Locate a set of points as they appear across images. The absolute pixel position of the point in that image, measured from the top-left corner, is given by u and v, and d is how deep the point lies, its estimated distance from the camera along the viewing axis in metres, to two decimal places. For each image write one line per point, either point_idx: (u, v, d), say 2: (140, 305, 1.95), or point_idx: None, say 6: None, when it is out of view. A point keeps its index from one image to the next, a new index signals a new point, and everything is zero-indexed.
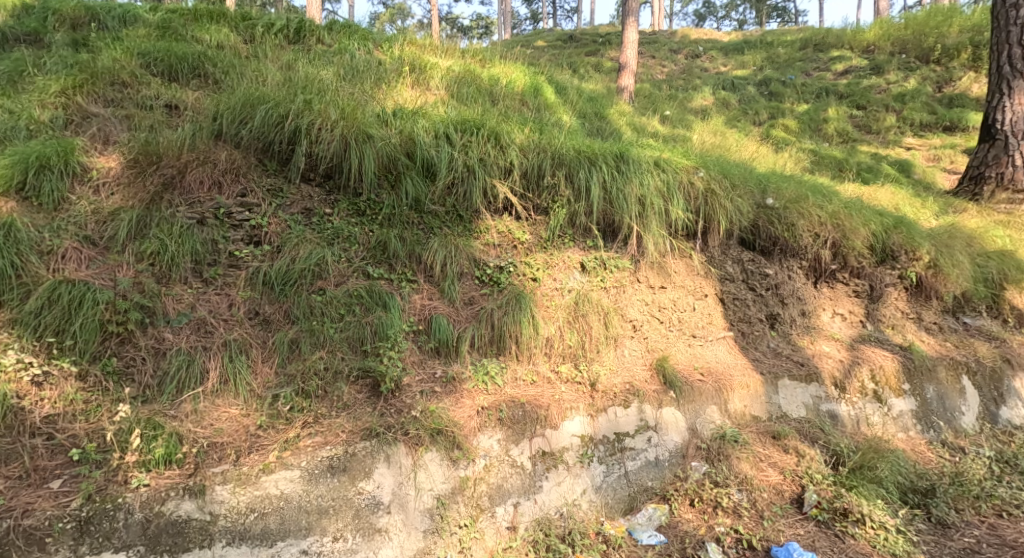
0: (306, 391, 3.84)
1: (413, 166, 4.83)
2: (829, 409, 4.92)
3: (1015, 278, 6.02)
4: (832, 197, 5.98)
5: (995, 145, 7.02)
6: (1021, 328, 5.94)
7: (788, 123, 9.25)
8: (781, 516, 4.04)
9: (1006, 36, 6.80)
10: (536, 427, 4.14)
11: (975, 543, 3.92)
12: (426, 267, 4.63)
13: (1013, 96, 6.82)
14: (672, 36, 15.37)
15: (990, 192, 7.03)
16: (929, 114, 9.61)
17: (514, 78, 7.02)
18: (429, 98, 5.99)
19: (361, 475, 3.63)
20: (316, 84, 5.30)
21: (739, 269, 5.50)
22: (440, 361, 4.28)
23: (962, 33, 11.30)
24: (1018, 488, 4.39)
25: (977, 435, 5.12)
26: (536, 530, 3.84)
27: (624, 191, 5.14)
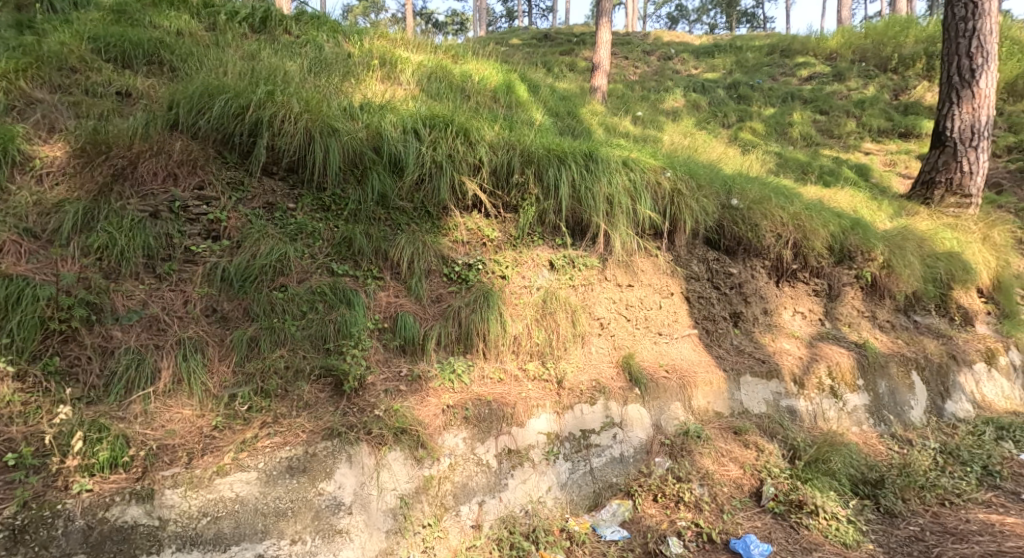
0: (265, 390, 3.79)
1: (379, 161, 4.81)
2: (788, 404, 5.05)
3: (960, 278, 6.34)
4: (794, 198, 6.14)
5: (945, 152, 7.31)
6: (966, 326, 6.29)
7: (756, 127, 9.46)
8: (740, 509, 4.15)
9: (955, 48, 7.05)
10: (501, 425, 4.16)
11: (919, 531, 4.05)
12: (393, 264, 4.62)
13: (962, 105, 7.09)
14: (644, 38, 15.52)
15: (940, 196, 7.32)
16: (886, 121, 9.95)
17: (487, 76, 7.03)
18: (399, 92, 5.96)
19: (321, 476, 3.61)
20: (280, 76, 5.22)
21: (704, 268, 5.62)
22: (406, 360, 4.27)
23: (918, 43, 11.74)
24: (960, 478, 4.59)
25: (926, 428, 5.34)
26: (501, 528, 3.87)
27: (592, 189, 5.19)
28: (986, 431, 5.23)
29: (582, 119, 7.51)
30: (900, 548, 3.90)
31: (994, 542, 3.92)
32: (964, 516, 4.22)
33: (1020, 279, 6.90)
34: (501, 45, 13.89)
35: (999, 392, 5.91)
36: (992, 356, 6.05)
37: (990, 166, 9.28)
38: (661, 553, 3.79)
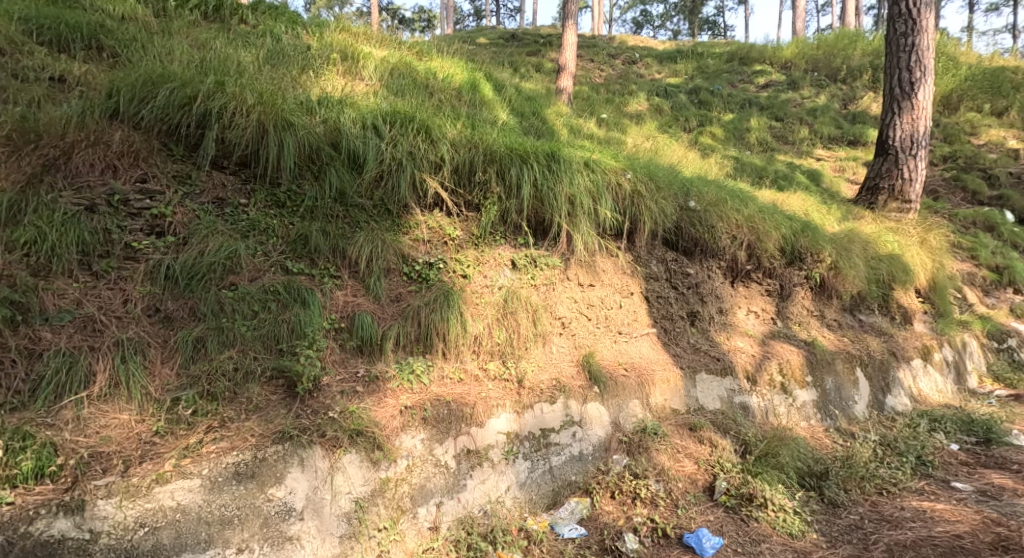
0: (212, 393, 3.72)
1: (337, 157, 4.78)
2: (741, 401, 5.21)
3: (901, 280, 6.64)
4: (748, 201, 6.33)
5: (888, 159, 7.63)
6: (905, 325, 6.59)
7: (715, 131, 9.69)
8: (694, 504, 4.26)
9: (896, 61, 7.38)
10: (460, 426, 4.17)
11: (859, 520, 4.20)
12: (351, 262, 4.58)
13: (902, 115, 7.42)
14: (611, 42, 15.71)
15: (883, 201, 7.64)
16: (836, 129, 10.36)
17: (451, 74, 7.02)
18: (360, 87, 5.91)
19: (271, 481, 3.55)
20: (232, 67, 5.12)
21: (663, 268, 5.75)
22: (363, 360, 4.25)
23: (864, 56, 12.39)
24: (897, 468, 4.79)
25: (868, 421, 5.56)
26: (459, 529, 3.88)
27: (554, 189, 5.23)
28: (921, 423, 5.47)
29: (546, 120, 7.56)
30: (842, 536, 4.05)
31: (925, 527, 4.10)
32: (900, 503, 4.41)
33: (954, 281, 7.28)
34: (468, 44, 13.84)
35: (934, 387, 6.21)
36: (928, 353, 6.36)
37: (929, 173, 9.76)
38: (617, 549, 3.86)
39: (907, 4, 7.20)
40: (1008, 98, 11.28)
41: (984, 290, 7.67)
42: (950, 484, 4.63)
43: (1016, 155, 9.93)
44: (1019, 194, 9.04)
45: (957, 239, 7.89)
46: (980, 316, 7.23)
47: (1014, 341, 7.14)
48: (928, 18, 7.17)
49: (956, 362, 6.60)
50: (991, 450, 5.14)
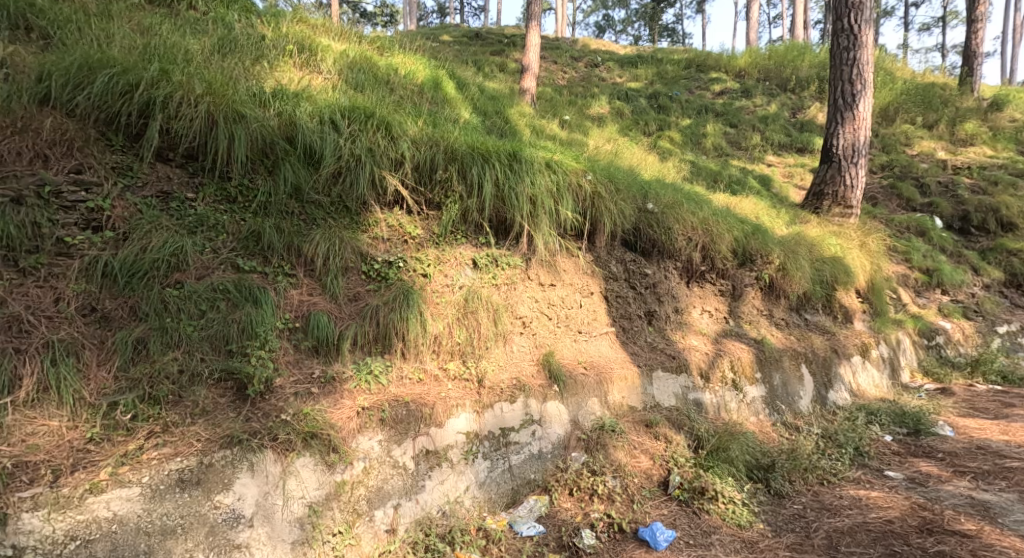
0: (153, 397, 3.61)
1: (293, 151, 4.71)
2: (695, 398, 5.35)
3: (844, 282, 6.93)
4: (703, 204, 6.50)
5: (832, 167, 7.96)
6: (847, 324, 6.89)
7: (673, 136, 9.90)
8: (649, 499, 4.37)
9: (841, 73, 7.69)
10: (419, 427, 4.16)
11: (803, 510, 4.36)
12: (307, 260, 4.53)
13: (845, 125, 7.75)
14: (574, 44, 15.86)
15: (827, 206, 7.96)
16: (786, 136, 10.72)
17: (413, 70, 6.98)
18: (318, 81, 5.83)
19: (218, 488, 3.50)
20: (180, 54, 4.98)
21: (622, 268, 5.85)
22: (318, 361, 4.20)
23: (812, 68, 12.92)
24: (837, 459, 4.99)
25: (811, 415, 5.77)
26: (416, 530, 3.91)
27: (515, 189, 5.26)
28: (858, 416, 5.71)
29: (508, 120, 7.60)
30: (786, 525, 4.19)
31: (861, 514, 4.28)
32: (839, 493, 4.59)
33: (890, 283, 7.64)
34: (431, 40, 13.69)
35: (872, 382, 6.50)
36: (866, 350, 6.65)
37: (869, 180, 10.20)
38: (574, 545, 3.93)
39: (849, 20, 7.53)
40: (938, 112, 11.97)
41: (916, 290, 8.09)
42: (883, 473, 4.85)
43: (947, 165, 10.52)
44: (948, 202, 9.57)
45: (892, 243, 8.29)
46: (912, 316, 7.61)
47: (942, 339, 7.56)
48: (869, 34, 7.51)
49: (891, 359, 6.91)
50: (921, 440, 5.41)
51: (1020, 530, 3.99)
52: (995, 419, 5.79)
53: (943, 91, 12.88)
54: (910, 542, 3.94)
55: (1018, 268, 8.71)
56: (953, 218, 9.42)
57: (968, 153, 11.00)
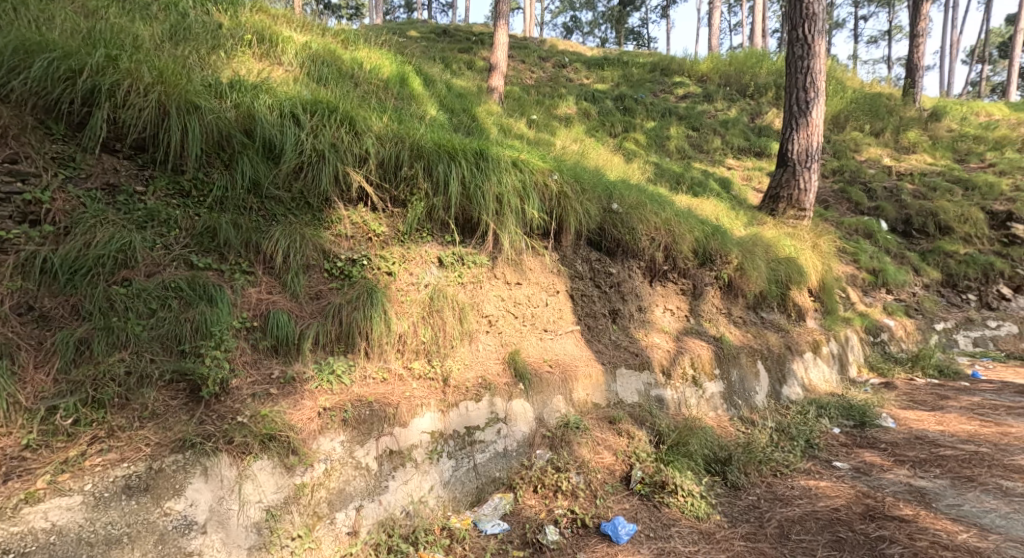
0: (98, 400, 3.53)
1: (251, 145, 4.63)
2: (657, 394, 5.45)
3: (798, 281, 7.16)
4: (665, 205, 6.64)
5: (787, 170, 8.20)
6: (800, 322, 7.12)
7: (638, 138, 10.06)
8: (612, 493, 4.43)
9: (796, 81, 7.93)
10: (383, 427, 4.14)
11: (758, 501, 4.48)
12: (266, 258, 4.47)
13: (799, 130, 8.00)
14: (541, 44, 15.94)
15: (782, 209, 8.21)
16: (745, 140, 11.00)
17: (379, 65, 6.93)
18: (279, 73, 5.74)
19: (168, 494, 3.42)
20: (129, 40, 4.82)
21: (587, 267, 5.93)
22: (278, 361, 4.15)
23: (769, 75, 13.29)
24: (790, 451, 5.15)
25: (767, 409, 5.94)
26: (379, 531, 3.89)
27: (481, 187, 5.28)
28: (810, 410, 5.91)
29: (474, 118, 7.61)
30: (741, 516, 4.31)
31: (811, 503, 4.43)
32: (791, 483, 4.73)
33: (840, 282, 7.92)
34: (398, 36, 13.54)
35: (823, 377, 6.72)
36: (818, 346, 6.87)
37: (822, 184, 10.53)
38: (538, 542, 3.97)
39: (803, 30, 7.77)
40: (884, 121, 12.49)
41: (863, 290, 8.37)
42: (831, 463, 5.02)
43: (891, 171, 10.98)
44: (892, 206, 9.96)
45: (842, 245, 8.59)
46: (860, 314, 7.89)
47: (886, 336, 7.88)
48: (822, 44, 7.78)
49: (840, 355, 7.15)
50: (866, 432, 5.62)
51: (953, 513, 4.20)
52: (932, 411, 6.08)
53: (888, 101, 13.43)
54: (854, 528, 4.10)
55: (955, 269, 9.16)
56: (897, 221, 9.84)
57: (910, 160, 11.52)
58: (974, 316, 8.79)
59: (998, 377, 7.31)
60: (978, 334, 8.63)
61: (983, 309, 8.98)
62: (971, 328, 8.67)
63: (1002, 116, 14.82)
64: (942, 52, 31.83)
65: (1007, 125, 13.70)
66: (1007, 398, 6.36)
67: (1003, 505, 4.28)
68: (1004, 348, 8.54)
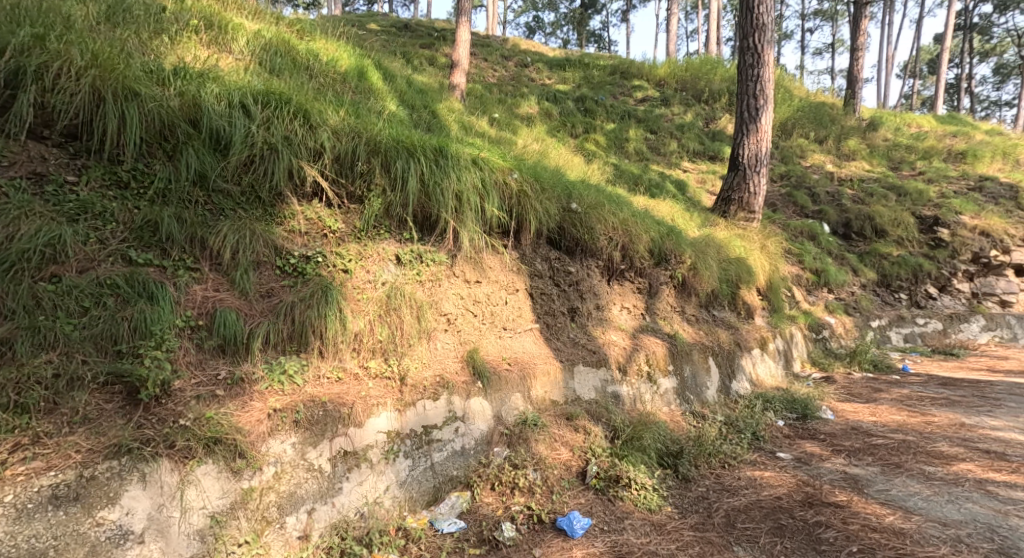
0: (22, 405, 3.37)
1: (196, 135, 4.52)
2: (613, 391, 5.55)
3: (747, 281, 7.39)
4: (623, 205, 6.76)
5: (738, 174, 8.44)
6: (749, 320, 7.34)
7: (598, 139, 10.18)
8: (568, 489, 4.50)
9: (747, 88, 8.18)
10: (337, 427, 4.10)
11: (707, 492, 4.61)
12: (213, 254, 4.37)
13: (750, 135, 8.25)
14: (504, 43, 15.95)
15: (734, 211, 8.45)
16: (700, 144, 11.27)
17: (336, 58, 6.83)
18: (231, 63, 5.60)
19: (101, 503, 3.31)
20: (62, 20, 4.62)
21: (546, 266, 5.99)
22: (225, 361, 4.05)
23: (724, 81, 13.64)
24: (737, 444, 5.31)
25: (717, 404, 6.12)
26: (332, 535, 3.85)
27: (440, 184, 5.27)
28: (756, 403, 6.11)
29: (434, 114, 7.58)
30: (691, 507, 4.43)
31: (756, 492, 4.59)
32: (738, 474, 4.88)
33: (786, 282, 8.19)
34: (358, 29, 13.33)
35: (769, 372, 6.97)
36: (765, 343, 7.10)
37: (771, 187, 10.87)
38: (494, 539, 3.99)
39: (753, 40, 8.01)
40: (827, 129, 13.01)
41: (807, 289, 8.69)
42: (775, 454, 5.20)
43: (834, 177, 11.43)
44: (834, 210, 10.37)
45: (788, 246, 8.89)
46: (804, 312, 8.20)
47: (827, 333, 8.21)
48: (770, 54, 8.07)
49: (786, 351, 7.41)
50: (807, 424, 5.84)
51: (882, 498, 4.40)
52: (866, 403, 6.37)
53: (831, 110, 13.96)
54: (794, 515, 4.25)
55: (889, 270, 9.60)
56: (839, 225, 10.26)
57: (852, 167, 12.04)
58: (905, 315, 9.28)
59: (923, 369, 7.79)
60: (908, 331, 9.14)
61: (912, 308, 9.54)
62: (902, 326, 9.15)
63: (932, 128, 15.61)
64: (880, 68, 33.18)
65: (935, 136, 14.45)
66: (932, 391, 6.72)
67: (925, 488, 4.51)
68: (930, 343, 9.14)
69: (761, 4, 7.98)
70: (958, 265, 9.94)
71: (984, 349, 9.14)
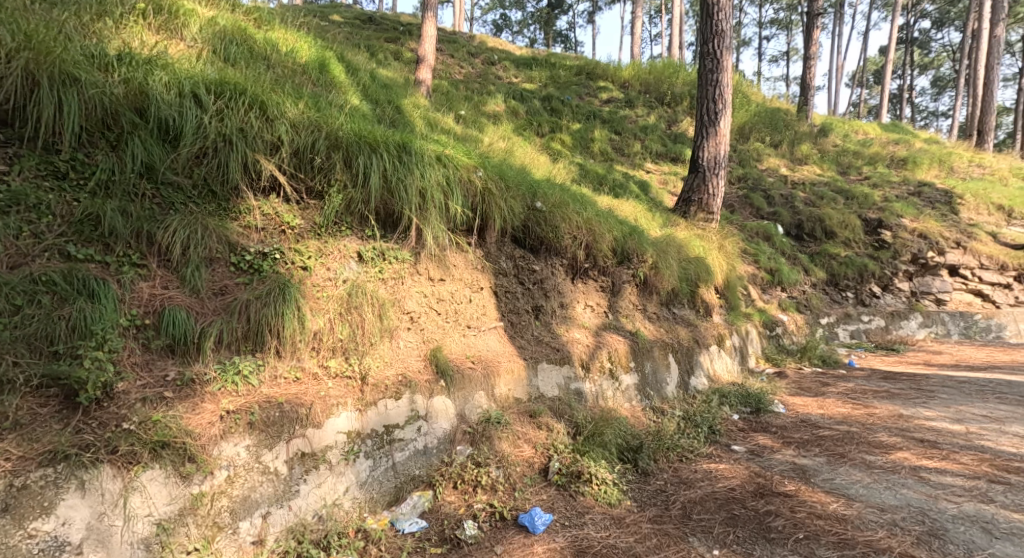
0: None
1: (143, 125, 4.40)
2: (576, 388, 5.61)
3: (706, 280, 7.56)
4: (587, 205, 6.83)
5: (698, 176, 8.61)
6: (708, 318, 7.51)
7: (564, 139, 10.26)
8: (530, 486, 4.54)
9: (707, 92, 8.36)
10: (294, 428, 4.04)
11: (666, 485, 4.71)
12: (161, 250, 4.26)
13: (709, 138, 8.42)
14: (471, 40, 15.91)
15: (694, 212, 8.62)
16: (662, 146, 11.46)
17: (297, 49, 6.72)
18: (185, 51, 5.46)
19: (34, 513, 3.22)
20: None
21: (511, 265, 6.01)
22: (174, 362, 3.96)
23: (685, 85, 13.89)
24: (694, 438, 5.42)
25: (677, 399, 6.25)
26: (288, 538, 3.81)
27: (404, 181, 5.23)
28: (712, 398, 6.26)
29: (400, 110, 7.52)
30: (650, 499, 4.52)
31: (712, 484, 4.70)
32: (695, 468, 5.00)
33: (743, 280, 8.41)
34: (321, 20, 13.11)
35: (726, 368, 7.14)
36: (722, 340, 7.27)
37: (730, 189, 11.12)
38: (456, 537, 4.01)
39: (713, 45, 8.19)
40: (783, 134, 13.37)
41: (762, 287, 8.92)
42: (730, 447, 5.34)
43: (788, 180, 11.75)
44: (788, 212, 10.69)
45: (744, 246, 9.12)
46: (759, 310, 8.42)
47: (780, 330, 8.44)
48: (728, 60, 8.27)
49: (741, 347, 7.60)
50: (760, 418, 6.01)
51: (827, 486, 4.57)
52: (815, 397, 6.59)
53: (786, 115, 14.34)
54: (747, 505, 4.38)
55: (837, 270, 9.94)
56: (792, 227, 10.58)
57: (805, 171, 12.41)
58: (852, 311, 9.62)
59: (868, 364, 8.09)
60: (854, 327, 9.48)
61: (858, 306, 9.84)
62: (848, 323, 9.49)
63: (876, 135, 16.20)
64: (832, 77, 34.31)
65: (879, 143, 14.99)
66: (874, 384, 7.00)
67: (866, 476, 4.70)
68: (874, 339, 9.48)
69: (721, 11, 8.16)
70: (898, 265, 10.30)
71: (921, 343, 9.47)
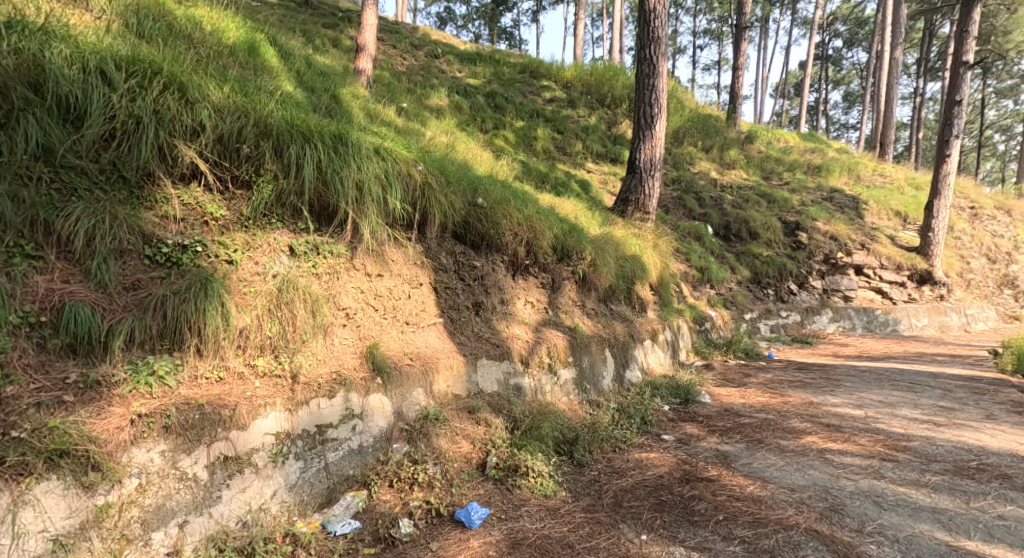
0: None
1: (39, 102, 4.13)
2: (515, 383, 5.67)
3: (640, 277, 7.77)
4: (528, 202, 6.91)
5: (635, 176, 8.83)
6: (644, 314, 7.72)
7: (507, 136, 10.32)
8: (467, 481, 4.56)
9: (645, 96, 8.59)
10: (216, 431, 3.91)
11: (600, 475, 4.83)
12: (60, 241, 4.04)
13: (646, 141, 8.64)
14: (414, 31, 15.73)
15: (631, 211, 8.83)
16: (602, 147, 11.69)
17: (224, 30, 6.45)
18: (99, 26, 5.15)
19: None
20: None
21: (451, 260, 6.01)
22: (76, 363, 3.76)
23: (625, 87, 14.20)
24: (627, 429, 5.57)
25: (613, 393, 6.41)
26: (208, 547, 3.68)
27: (340, 173, 5.15)
28: (645, 390, 6.45)
29: (338, 99, 7.36)
30: (584, 490, 4.62)
31: (642, 473, 4.85)
32: (628, 458, 5.15)
33: (675, 278, 8.68)
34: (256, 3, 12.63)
35: (659, 361, 7.38)
36: (655, 335, 7.49)
37: (664, 189, 11.45)
38: (390, 536, 3.99)
39: (650, 51, 8.43)
40: (714, 139, 13.90)
41: (693, 284, 9.23)
42: (660, 437, 5.52)
43: (718, 183, 12.23)
44: (717, 214, 11.13)
45: (677, 246, 9.44)
46: (690, 306, 8.72)
47: (709, 325, 8.78)
48: (664, 66, 8.53)
49: (673, 341, 7.85)
50: (688, 408, 6.24)
51: (745, 470, 4.80)
52: (738, 388, 6.89)
53: (716, 122, 14.89)
54: (673, 491, 4.54)
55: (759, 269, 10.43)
56: (720, 227, 11.02)
57: (733, 175, 12.95)
58: (771, 307, 10.07)
59: (787, 357, 8.52)
60: (774, 322, 9.93)
61: (777, 302, 10.31)
62: (769, 318, 9.93)
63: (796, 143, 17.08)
64: (758, 87, 35.97)
65: (799, 151, 15.81)
66: (791, 375, 7.39)
67: (779, 460, 4.96)
68: (790, 333, 9.95)
69: (657, 18, 8.42)
70: (812, 264, 10.89)
71: (830, 336, 10.03)
